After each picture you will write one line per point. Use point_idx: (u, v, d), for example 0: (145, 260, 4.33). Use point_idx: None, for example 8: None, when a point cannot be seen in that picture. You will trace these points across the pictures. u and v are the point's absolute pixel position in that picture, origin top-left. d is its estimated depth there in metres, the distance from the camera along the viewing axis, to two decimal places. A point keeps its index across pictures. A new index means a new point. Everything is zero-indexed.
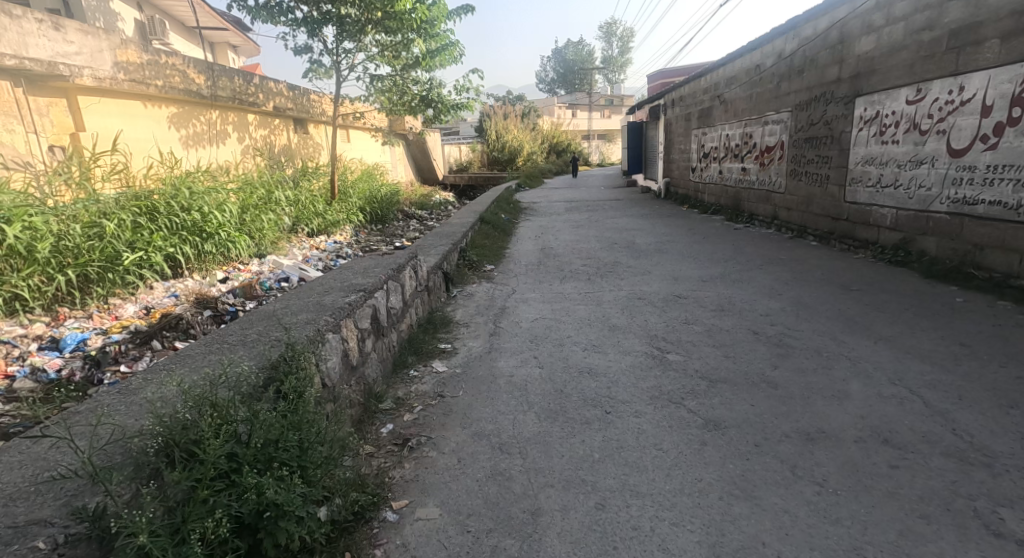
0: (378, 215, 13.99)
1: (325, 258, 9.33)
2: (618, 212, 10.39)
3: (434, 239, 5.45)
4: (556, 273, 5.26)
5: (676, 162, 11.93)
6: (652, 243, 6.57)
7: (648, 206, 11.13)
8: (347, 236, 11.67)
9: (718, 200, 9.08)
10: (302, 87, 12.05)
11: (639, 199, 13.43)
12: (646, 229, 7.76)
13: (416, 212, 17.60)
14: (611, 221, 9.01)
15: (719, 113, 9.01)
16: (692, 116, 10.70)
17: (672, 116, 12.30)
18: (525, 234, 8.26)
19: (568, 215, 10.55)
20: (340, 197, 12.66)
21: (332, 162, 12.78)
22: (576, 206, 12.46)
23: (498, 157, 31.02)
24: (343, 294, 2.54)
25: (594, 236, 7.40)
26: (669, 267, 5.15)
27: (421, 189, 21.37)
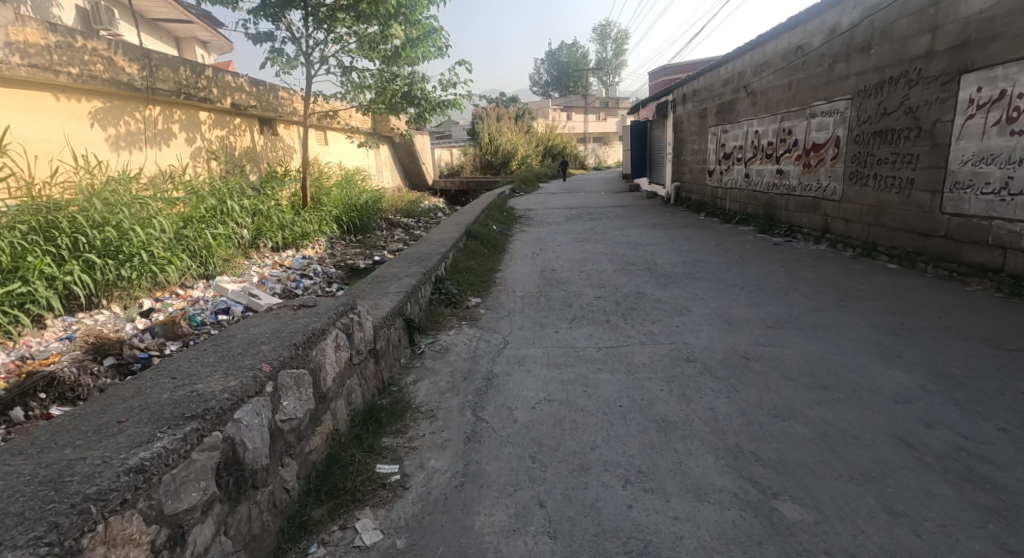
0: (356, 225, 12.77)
1: (287, 280, 8.04)
2: (626, 222, 9.13)
3: (400, 266, 4.17)
4: (563, 309, 4.01)
5: (689, 164, 10.71)
6: (678, 264, 5.33)
7: (658, 215, 9.89)
8: (318, 252, 10.38)
9: (745, 207, 7.85)
10: (267, 83, 10.77)
11: (645, 205, 12.21)
12: (664, 244, 6.50)
13: (402, 221, 16.29)
14: (620, 233, 7.75)
15: (745, 108, 7.79)
16: (708, 112, 9.48)
17: (682, 114, 11.10)
18: (519, 249, 7.01)
19: (569, 225, 9.26)
20: (312, 206, 11.35)
21: (304, 167, 11.48)
22: (575, 214, 11.20)
23: (490, 161, 29.73)
24: (142, 433, 1.23)
25: (604, 254, 6.14)
26: (712, 302, 3.91)
27: (407, 195, 20.02)
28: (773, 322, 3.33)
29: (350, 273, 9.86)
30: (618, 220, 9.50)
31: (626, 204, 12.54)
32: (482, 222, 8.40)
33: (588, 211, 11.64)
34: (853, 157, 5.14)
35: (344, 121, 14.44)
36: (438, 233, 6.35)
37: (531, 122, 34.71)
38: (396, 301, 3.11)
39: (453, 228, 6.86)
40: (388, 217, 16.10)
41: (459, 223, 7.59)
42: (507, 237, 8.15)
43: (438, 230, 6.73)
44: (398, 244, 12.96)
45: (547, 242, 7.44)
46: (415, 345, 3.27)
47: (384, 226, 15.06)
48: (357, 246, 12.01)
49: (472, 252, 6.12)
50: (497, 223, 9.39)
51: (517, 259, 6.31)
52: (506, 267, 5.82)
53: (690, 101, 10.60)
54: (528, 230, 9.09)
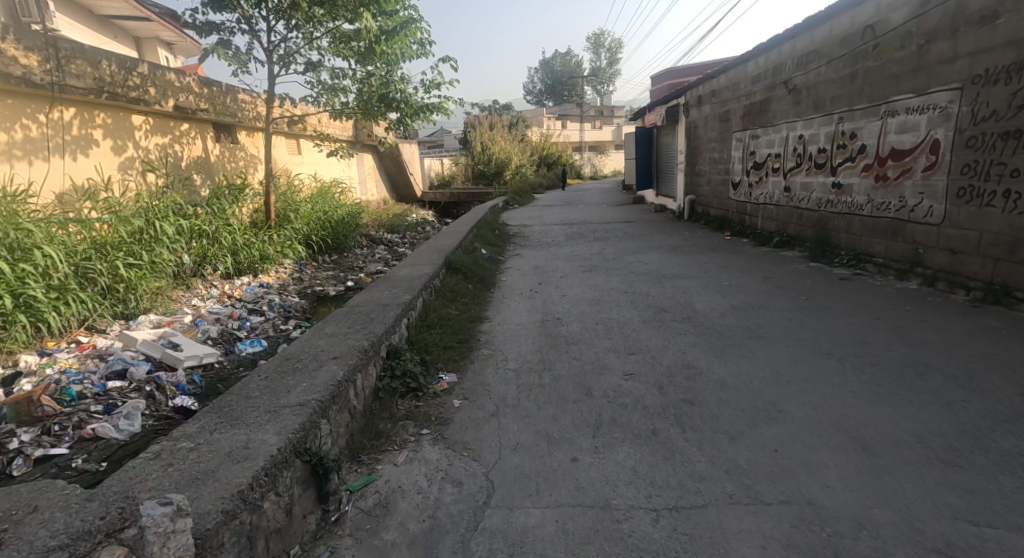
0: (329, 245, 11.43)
1: (229, 317, 6.58)
2: (638, 243, 7.81)
3: (334, 334, 2.81)
4: (581, 401, 2.64)
5: (709, 175, 9.40)
6: (727, 312, 3.97)
7: (674, 234, 8.58)
8: (278, 279, 8.99)
9: (787, 227, 6.54)
10: (223, 84, 9.42)
11: (655, 221, 10.93)
12: (697, 278, 5.16)
13: (385, 238, 14.93)
14: (634, 261, 6.42)
15: (784, 108, 6.49)
16: (733, 115, 8.18)
17: (698, 117, 9.84)
18: (513, 283, 5.66)
19: (571, 248, 7.91)
20: (275, 226, 9.98)
21: (268, 180, 10.11)
22: (577, 233, 9.88)
23: (483, 171, 28.42)
24: None
25: (622, 294, 4.78)
26: (812, 390, 2.54)
27: (392, 209, 18.64)
28: (945, 446, 1.97)
29: (315, 303, 8.42)
30: (628, 240, 8.15)
31: (633, 220, 11.21)
32: (468, 247, 7.06)
33: (592, 229, 10.31)
34: (964, 167, 3.83)
35: (319, 128, 13.05)
36: (410, 266, 4.98)
37: (525, 131, 33.44)
38: (291, 436, 1.71)
39: (431, 258, 5.49)
40: (368, 234, 14.73)
41: (441, 249, 6.21)
42: (497, 264, 6.79)
43: (411, 261, 5.36)
44: (377, 265, 11.57)
45: (548, 272, 6.09)
46: (330, 501, 1.88)
47: (364, 245, 13.69)
48: (327, 270, 10.64)
49: (452, 292, 4.76)
50: (487, 245, 8.04)
51: (511, 299, 4.94)
52: (496, 313, 4.43)
53: (708, 103, 9.30)
54: (523, 254, 7.73)
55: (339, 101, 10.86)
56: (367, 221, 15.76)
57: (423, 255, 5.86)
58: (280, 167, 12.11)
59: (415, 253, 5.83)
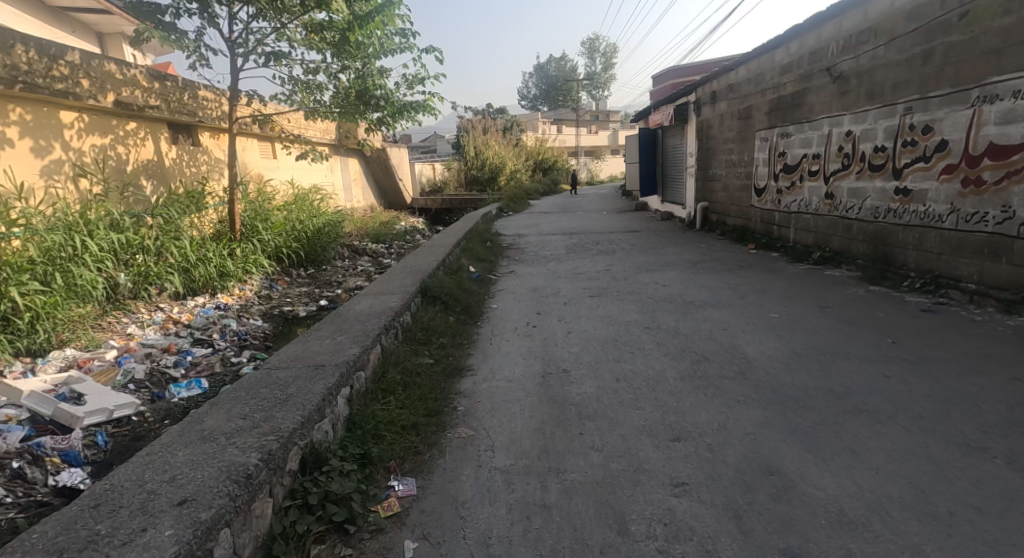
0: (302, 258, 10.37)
1: (164, 351, 5.46)
2: (650, 259, 6.80)
3: (213, 434, 1.76)
4: (614, 548, 1.62)
5: (727, 179, 8.41)
6: (792, 361, 2.98)
7: (689, 247, 7.58)
8: (240, 299, 7.89)
9: (830, 241, 5.56)
10: (179, 79, 8.39)
11: (663, 230, 9.96)
12: (734, 308, 4.16)
13: (367, 250, 13.85)
14: (650, 281, 5.42)
15: (825, 99, 5.52)
16: (757, 111, 7.21)
17: (712, 116, 8.92)
18: (506, 310, 4.65)
19: (574, 264, 6.91)
20: (239, 240, 8.95)
21: (232, 188, 9.07)
22: (578, 244, 8.88)
23: (476, 177, 27.42)
24: None
25: (643, 331, 3.78)
26: (1001, 536, 1.53)
27: (379, 218, 17.60)
28: None
29: (280, 327, 7.32)
30: (637, 255, 7.15)
31: (639, 229, 10.24)
32: (452, 265, 6.05)
33: (594, 240, 9.30)
34: None
35: (296, 129, 12.02)
36: (376, 294, 3.95)
37: (520, 135, 32.45)
38: None
39: (406, 279, 4.48)
40: (349, 246, 13.65)
41: (421, 267, 5.20)
42: (488, 285, 5.77)
43: (376, 286, 4.34)
44: (357, 280, 10.50)
45: (549, 296, 5.09)
46: None
47: (345, 258, 12.64)
48: (297, 289, 9.57)
49: (429, 329, 3.74)
50: (475, 261, 7.02)
51: (504, 336, 3.92)
52: (484, 360, 3.41)
53: (725, 99, 8.33)
54: (518, 271, 6.73)
55: (314, 100, 9.85)
56: (348, 232, 14.69)
57: (397, 276, 4.83)
58: (250, 174, 11.08)
59: (387, 274, 4.81)
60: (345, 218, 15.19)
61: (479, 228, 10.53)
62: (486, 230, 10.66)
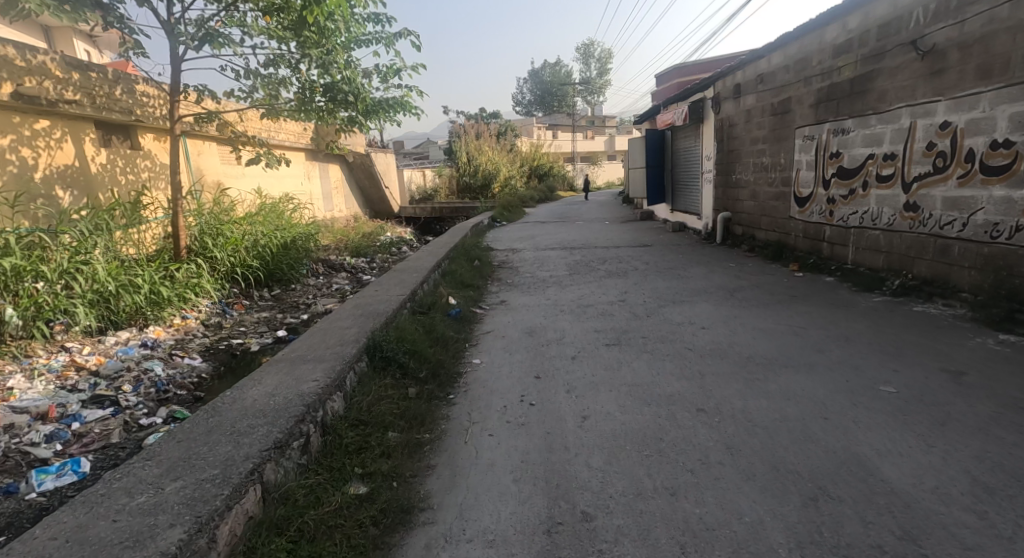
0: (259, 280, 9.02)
1: (38, 419, 4.01)
2: (674, 285, 5.57)
3: None
4: None
5: (758, 185, 7.18)
6: (984, 502, 1.73)
7: (717, 268, 6.35)
8: (178, 332, 6.54)
9: (914, 266, 4.32)
10: (107, 71, 7.11)
11: (678, 244, 8.72)
12: (820, 375, 2.89)
13: (343, 265, 12.52)
14: (683, 320, 4.19)
15: (904, 84, 4.30)
16: (799, 103, 5.99)
17: (737, 112, 7.70)
18: (494, 369, 3.39)
19: (579, 291, 5.67)
20: (183, 261, 7.67)
21: (176, 198, 7.78)
22: (582, 263, 7.64)
23: (469, 184, 26.21)
24: None
25: (698, 416, 2.53)
26: None
27: (362, 229, 16.41)
28: None
29: (225, 366, 5.97)
30: (656, 279, 5.92)
31: (650, 244, 9.01)
32: (426, 298, 4.79)
33: (600, 258, 8.07)
34: None
35: (261, 133, 10.77)
36: (301, 359, 2.69)
37: (515, 140, 31.25)
38: None
39: (354, 327, 3.22)
40: (323, 261, 12.32)
41: (383, 304, 3.94)
42: (471, 324, 4.52)
43: (306, 340, 3.07)
44: (326, 303, 9.20)
45: (552, 344, 3.84)
46: None
47: (316, 276, 11.32)
48: (253, 318, 8.23)
49: (373, 419, 2.45)
50: (456, 288, 5.75)
51: (487, 422, 2.63)
52: (452, 480, 2.12)
53: (754, 92, 7.12)
54: (511, 301, 5.48)
55: (276, 95, 8.58)
56: (324, 246, 13.41)
57: (345, 320, 3.57)
58: (205, 183, 9.80)
59: (333, 317, 3.55)
60: (322, 231, 13.95)
61: (468, 243, 9.30)
62: (474, 245, 9.43)
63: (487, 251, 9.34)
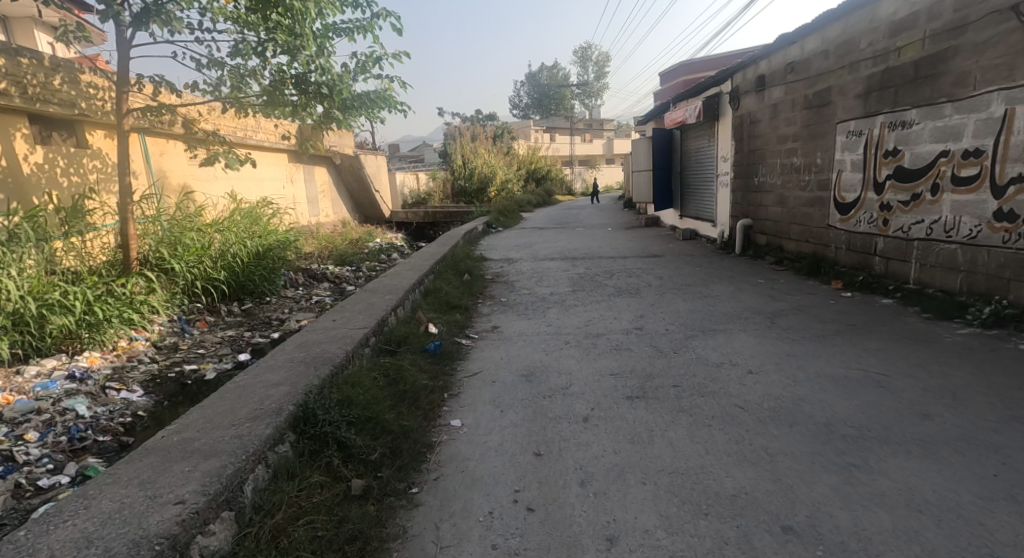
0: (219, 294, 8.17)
1: None
2: (697, 308, 4.72)
3: None
4: None
5: (787, 190, 6.34)
6: None
7: (743, 286, 5.50)
8: (118, 360, 5.34)
9: (1012, 288, 3.50)
10: (44, 59, 6.24)
11: (692, 255, 7.87)
12: (943, 460, 2.03)
13: (324, 274, 11.66)
14: (720, 359, 3.33)
15: (997, 63, 3.49)
16: (842, 94, 5.14)
17: (761, 107, 6.88)
18: (480, 437, 2.51)
19: (586, 314, 4.81)
20: (132, 274, 6.81)
21: (125, 202, 6.88)
22: (586, 277, 6.78)
23: (464, 188, 25.38)
24: None
25: (787, 544, 1.65)
26: None
27: (349, 236, 15.56)
28: None
29: (171, 396, 4.95)
30: (675, 300, 5.07)
31: (660, 254, 8.16)
32: (399, 326, 3.91)
33: (605, 270, 7.22)
34: None
35: (228, 133, 9.87)
36: (187, 449, 1.79)
37: (512, 143, 30.44)
38: None
39: (286, 384, 2.34)
40: (302, 270, 11.45)
41: (338, 340, 3.07)
42: (454, 361, 3.63)
43: (213, 406, 2.19)
44: (300, 319, 8.30)
45: (557, 395, 2.97)
46: None
47: (292, 288, 10.43)
48: (216, 336, 7.33)
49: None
50: (439, 310, 4.90)
51: (465, 546, 1.74)
52: None
53: (782, 84, 6.27)
54: (505, 326, 4.63)
55: (244, 87, 7.68)
56: (305, 254, 12.55)
57: (282, 365, 2.69)
58: (168, 186, 8.94)
59: (266, 363, 2.67)
60: (304, 238, 13.14)
61: (459, 253, 8.45)
62: (464, 254, 8.60)
63: (479, 262, 8.51)
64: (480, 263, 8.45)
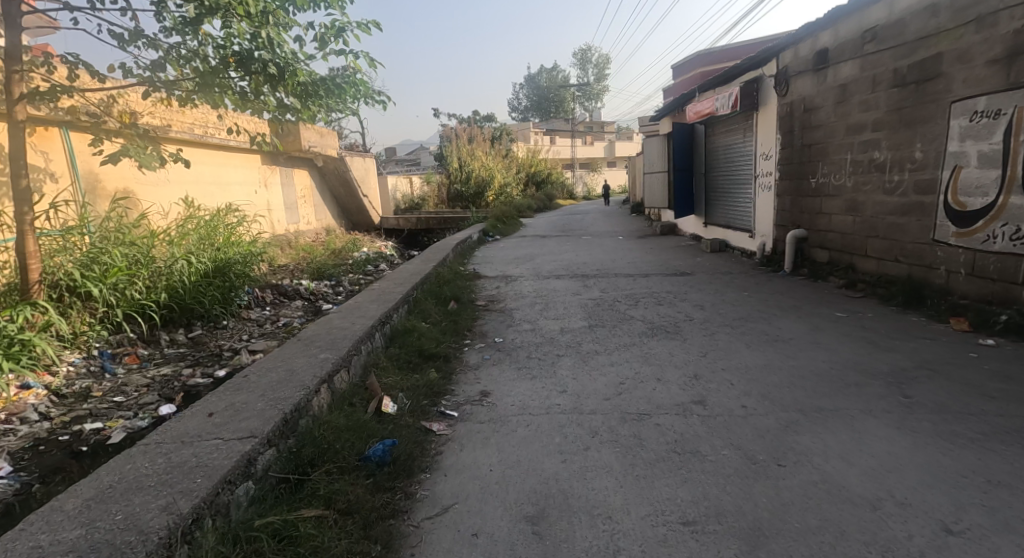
0: (155, 322, 6.69)
1: None
2: (773, 363, 3.31)
3: None
4: None
5: (862, 193, 4.96)
6: None
7: (821, 323, 4.09)
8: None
9: None
10: None
11: (729, 274, 6.47)
12: None
13: (295, 291, 10.37)
14: (870, 489, 1.92)
15: None
16: (963, 61, 3.76)
17: (823, 90, 5.50)
18: None
19: (615, 371, 3.41)
20: (31, 302, 5.41)
21: (20, 211, 5.44)
22: (603, 304, 5.39)
23: (461, 192, 23.99)
24: None
25: None
26: None
27: (332, 245, 14.61)
28: None
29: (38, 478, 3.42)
30: (736, 348, 3.65)
31: (689, 273, 6.74)
32: (332, 410, 2.52)
33: (625, 294, 5.81)
34: None
35: (182, 131, 9.13)
36: None
37: (511, 145, 29.07)
38: None
39: None
40: (271, 287, 10.19)
41: (186, 478, 1.65)
42: (414, 475, 2.22)
43: None
44: (255, 347, 6.96)
45: None
46: None
47: (256, 311, 9.09)
48: (146, 377, 5.90)
49: None
50: (406, 365, 3.50)
51: None
52: None
53: (857, 58, 4.89)
54: (500, 392, 3.21)
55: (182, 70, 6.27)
56: (271, 268, 11.29)
57: None
58: (100, 192, 7.57)
59: None
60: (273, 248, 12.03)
61: (444, 271, 7.06)
62: (450, 273, 7.28)
63: (469, 282, 7.14)
64: (472, 284, 7.06)
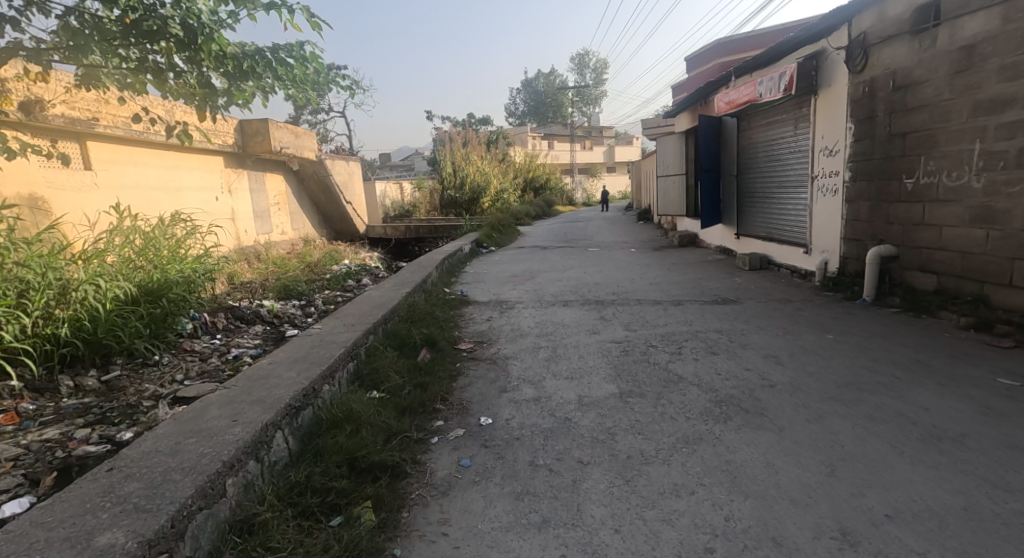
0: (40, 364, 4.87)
1: None
2: (976, 503, 1.86)
3: None
4: None
5: (1004, 198, 3.57)
6: None
7: (989, 399, 2.64)
8: None
9: None
10: None
11: (789, 304, 5.01)
12: None
13: (254, 315, 9.05)
14: None
15: None
16: None
17: (926, 57, 4.12)
18: None
19: (690, 515, 1.93)
20: None
21: None
22: (633, 353, 3.92)
23: (455, 198, 22.51)
24: None
25: None
26: None
27: (307, 259, 13.18)
28: None
29: None
30: (881, 456, 2.21)
31: (736, 301, 5.29)
32: None
33: (661, 334, 4.34)
34: None
35: (113, 125, 7.70)
36: None
37: (508, 149, 27.62)
38: None
39: None
40: (225, 310, 8.84)
41: None
42: None
43: None
44: (184, 390, 5.22)
45: None
46: None
47: (202, 341, 7.61)
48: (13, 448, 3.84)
49: None
50: (322, 497, 2.01)
51: None
52: None
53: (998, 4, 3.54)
54: None
55: None
56: (223, 287, 9.92)
57: None
58: None
59: None
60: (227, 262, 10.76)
61: (420, 300, 5.58)
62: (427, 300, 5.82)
63: (453, 313, 5.66)
64: (458, 316, 5.58)
